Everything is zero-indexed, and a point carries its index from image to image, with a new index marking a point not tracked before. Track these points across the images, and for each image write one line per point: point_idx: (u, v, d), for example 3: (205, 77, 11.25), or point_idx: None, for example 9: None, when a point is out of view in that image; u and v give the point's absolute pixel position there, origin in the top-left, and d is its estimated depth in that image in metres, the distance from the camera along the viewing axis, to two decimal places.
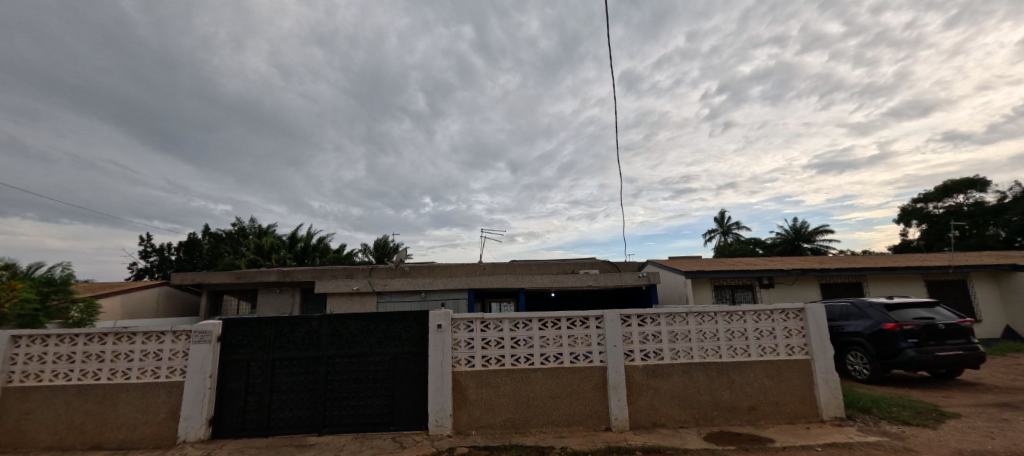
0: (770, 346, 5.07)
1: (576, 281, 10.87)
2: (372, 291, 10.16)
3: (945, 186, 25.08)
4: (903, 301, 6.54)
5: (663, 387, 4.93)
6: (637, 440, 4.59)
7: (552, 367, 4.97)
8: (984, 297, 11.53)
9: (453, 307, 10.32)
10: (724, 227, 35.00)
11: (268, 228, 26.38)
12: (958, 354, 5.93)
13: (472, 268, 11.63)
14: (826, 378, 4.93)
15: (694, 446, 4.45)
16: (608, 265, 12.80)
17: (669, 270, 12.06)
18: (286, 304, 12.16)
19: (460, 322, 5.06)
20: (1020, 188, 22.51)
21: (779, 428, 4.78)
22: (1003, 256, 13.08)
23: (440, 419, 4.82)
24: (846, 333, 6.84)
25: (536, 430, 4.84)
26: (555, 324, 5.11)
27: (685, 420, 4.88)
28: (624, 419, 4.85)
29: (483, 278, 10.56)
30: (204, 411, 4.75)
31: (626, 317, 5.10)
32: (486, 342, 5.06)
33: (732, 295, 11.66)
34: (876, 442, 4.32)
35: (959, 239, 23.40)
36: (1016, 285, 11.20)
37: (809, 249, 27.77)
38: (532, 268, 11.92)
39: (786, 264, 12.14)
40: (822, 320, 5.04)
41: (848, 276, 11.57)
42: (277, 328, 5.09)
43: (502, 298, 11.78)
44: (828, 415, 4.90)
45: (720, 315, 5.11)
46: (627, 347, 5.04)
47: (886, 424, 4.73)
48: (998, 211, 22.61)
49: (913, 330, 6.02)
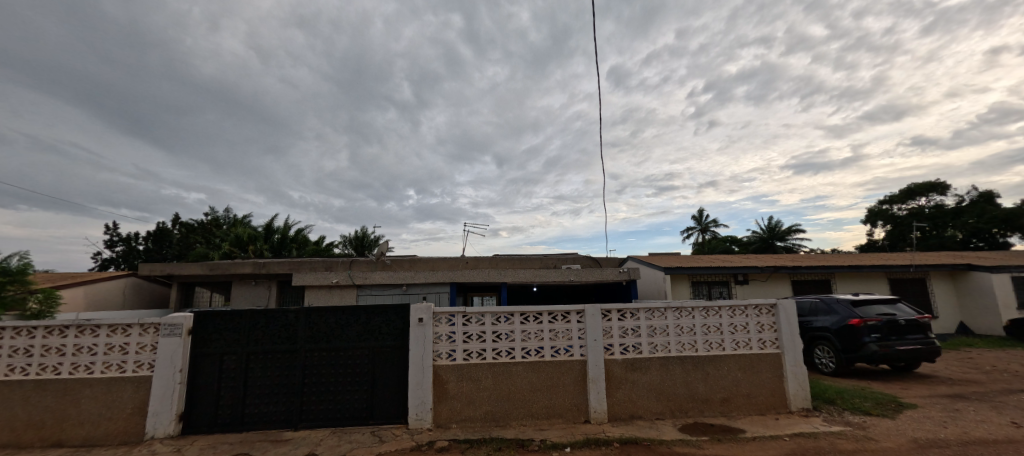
0: (743, 340, 5.24)
1: (558, 276, 10.91)
2: (352, 284, 9.96)
3: (909, 188, 26.38)
4: (868, 297, 6.85)
5: (642, 380, 5.05)
6: (615, 432, 4.70)
7: (533, 361, 5.03)
8: (941, 295, 12.23)
9: (435, 300, 10.25)
10: (703, 224, 35.79)
11: (243, 217, 25.46)
12: (915, 348, 6.27)
13: (455, 262, 11.59)
14: (794, 371, 5.15)
15: (670, 437, 4.59)
16: (590, 260, 12.93)
17: (649, 265, 12.30)
18: (262, 297, 11.80)
19: (441, 316, 5.06)
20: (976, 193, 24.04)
21: (750, 419, 4.96)
22: (960, 256, 13.84)
23: (420, 413, 4.82)
24: (814, 328, 7.10)
25: (516, 423, 4.90)
26: (536, 318, 5.17)
27: (661, 412, 5.01)
28: (603, 411, 4.95)
29: (465, 272, 10.51)
30: (173, 407, 4.61)
31: (607, 311, 5.19)
32: (468, 335, 5.06)
33: (708, 291, 11.97)
34: (839, 432, 4.55)
35: (920, 240, 24.69)
36: (970, 284, 11.90)
37: (782, 247, 28.75)
38: (514, 263, 11.96)
39: (761, 261, 12.54)
40: (793, 317, 5.24)
41: (819, 274, 12.04)
42: (251, 321, 4.96)
43: (484, 292, 11.74)
44: (796, 406, 5.12)
45: (697, 310, 5.26)
46: (607, 341, 5.13)
47: (848, 414, 4.97)
48: (956, 214, 23.95)
49: (876, 325, 6.33)
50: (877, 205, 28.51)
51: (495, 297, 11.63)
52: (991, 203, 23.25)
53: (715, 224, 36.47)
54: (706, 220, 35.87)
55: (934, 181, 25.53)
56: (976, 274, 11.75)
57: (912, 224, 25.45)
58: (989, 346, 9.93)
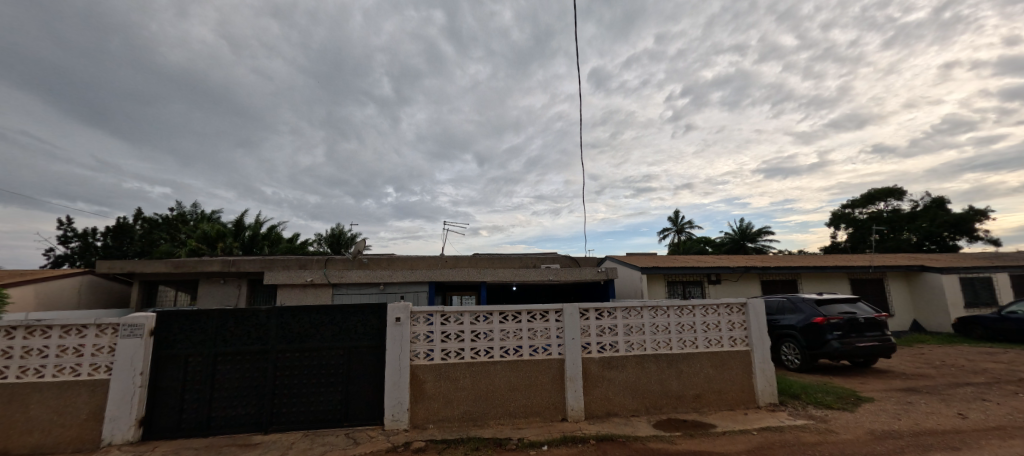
0: (715, 338, 5.41)
1: (538, 275, 10.95)
2: (327, 282, 9.72)
3: (869, 193, 27.81)
4: (831, 297, 7.19)
5: (618, 378, 5.14)
6: (591, 430, 4.76)
7: (512, 360, 5.04)
8: (897, 294, 12.96)
9: (413, 300, 10.12)
10: (679, 226, 36.65)
11: (211, 213, 24.43)
12: (873, 345, 6.62)
13: (434, 261, 11.47)
14: (763, 367, 5.35)
15: (644, 433, 4.69)
16: (569, 260, 13.05)
17: (626, 265, 12.52)
18: (232, 296, 11.35)
19: (419, 315, 5.00)
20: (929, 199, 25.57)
21: (721, 414, 5.12)
22: (915, 258, 14.68)
23: (397, 414, 4.76)
24: (781, 326, 7.40)
25: (494, 422, 4.90)
26: (515, 317, 5.18)
27: (636, 409, 5.11)
28: (579, 409, 5.02)
29: (445, 271, 10.41)
30: (133, 411, 4.39)
31: (585, 310, 5.25)
32: (446, 335, 5.02)
33: (683, 290, 12.27)
34: (803, 425, 4.76)
35: (879, 243, 26.06)
36: (923, 284, 12.66)
37: (753, 248, 29.77)
38: (494, 262, 11.94)
39: (732, 261, 12.97)
40: (762, 315, 5.44)
41: (786, 274, 12.55)
42: (219, 321, 4.77)
43: (463, 291, 11.68)
44: (764, 401, 5.32)
45: (672, 309, 5.39)
46: (585, 340, 5.20)
47: (812, 408, 5.20)
48: (911, 218, 25.36)
49: (838, 323, 6.66)
50: (841, 209, 29.88)
51: (474, 296, 11.58)
52: (943, 208, 24.78)
53: (690, 225, 37.42)
54: (681, 221, 36.75)
55: (892, 187, 27.01)
56: (928, 275, 12.51)
57: (871, 227, 26.83)
58: (939, 342, 10.59)
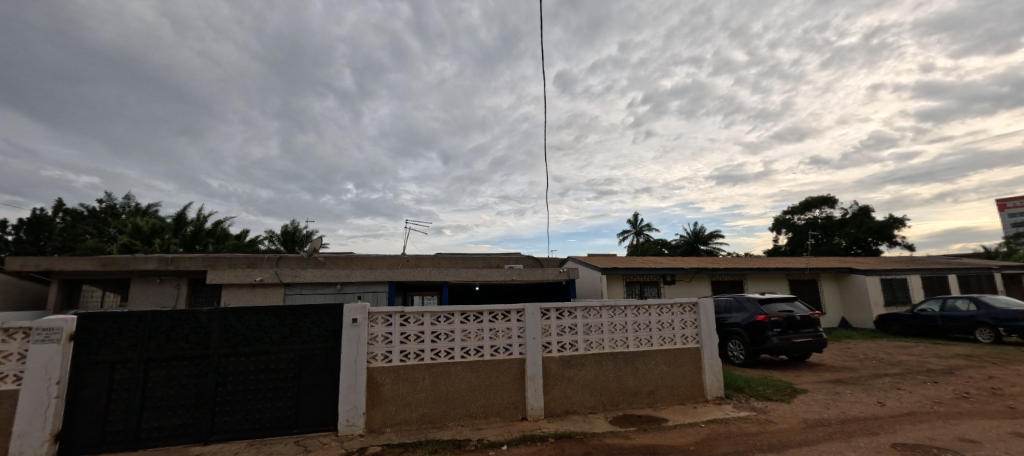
0: (668, 336, 5.66)
1: (500, 275, 10.93)
2: (279, 282, 9.18)
3: (806, 201, 30.19)
4: (771, 296, 7.74)
5: (577, 376, 5.26)
6: (550, 428, 4.83)
7: (472, 361, 5.01)
8: (828, 294, 14.15)
9: (372, 300, 9.79)
10: (638, 228, 37.88)
11: (147, 206, 22.41)
12: (807, 341, 7.19)
13: (395, 261, 11.16)
14: (711, 363, 5.67)
15: (601, 430, 4.82)
16: (532, 260, 13.14)
17: (587, 266, 12.80)
18: (169, 296, 10.44)
19: (377, 316, 4.86)
20: (857, 207, 28.17)
21: (673, 408, 5.37)
22: (844, 261, 16.07)
23: (352, 418, 4.59)
24: (728, 324, 7.87)
25: (453, 423, 4.85)
26: (477, 318, 5.16)
27: (594, 406, 5.24)
28: (539, 408, 5.07)
29: (406, 271, 10.15)
30: (47, 426, 3.93)
31: (546, 310, 5.33)
32: (405, 336, 4.91)
33: (640, 290, 12.71)
34: (746, 416, 5.09)
35: (815, 246, 28.34)
36: (851, 285, 13.91)
37: (705, 250, 31.38)
38: (456, 262, 11.80)
39: (685, 263, 13.61)
40: (711, 314, 5.76)
41: (733, 275, 13.34)
42: (153, 323, 4.39)
43: (425, 291, 11.46)
44: (712, 395, 5.63)
45: (629, 308, 5.59)
46: (545, 339, 5.27)
47: (754, 401, 5.58)
48: (841, 224, 27.80)
49: (777, 321, 7.18)
50: (782, 215, 32.10)
51: (436, 297, 11.38)
52: (868, 216, 27.36)
53: (648, 227, 38.81)
54: (639, 224, 38.07)
55: (826, 196, 29.50)
56: (855, 277, 13.75)
57: (808, 232, 29.13)
58: (863, 337, 11.67)
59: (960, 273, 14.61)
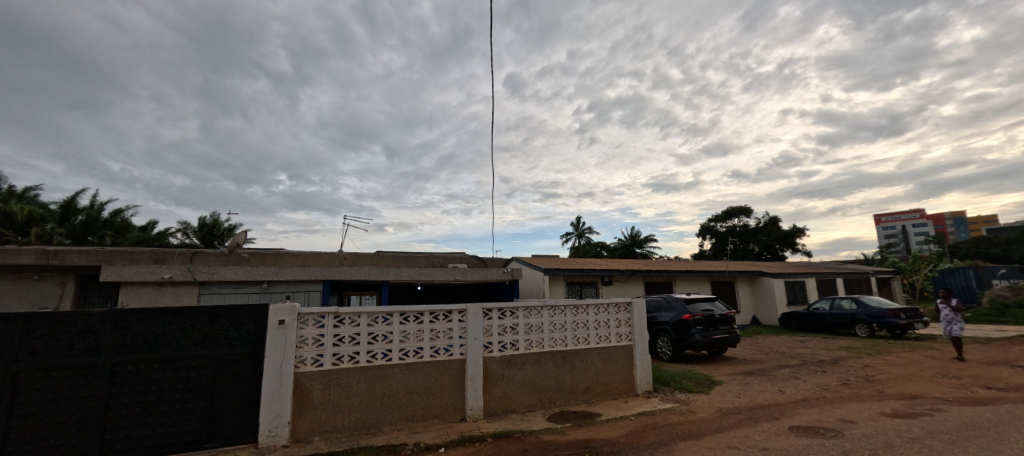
0: (604, 334, 5.93)
1: (443, 275, 10.68)
2: (192, 280, 8.20)
3: (727, 210, 33.18)
4: (695, 296, 8.40)
5: (517, 375, 5.32)
6: (489, 428, 4.84)
7: (411, 363, 4.87)
8: (743, 294, 15.67)
9: (302, 300, 9.10)
10: (580, 230, 39.08)
11: (27, 189, 19.08)
12: (724, 337, 7.92)
13: (331, 258, 10.48)
14: (642, 359, 6.03)
15: (539, 427, 4.93)
16: (476, 259, 13.04)
17: (530, 266, 12.98)
18: (51, 296, 8.89)
19: (308, 317, 4.54)
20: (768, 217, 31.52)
21: (606, 403, 5.63)
22: (757, 265, 17.90)
23: (275, 428, 4.25)
24: (658, 322, 8.42)
25: (388, 428, 4.67)
26: (417, 318, 5.02)
27: (532, 404, 5.34)
28: (478, 408, 5.06)
29: (343, 269, 9.56)
30: None
31: (488, 310, 5.32)
32: (339, 338, 4.64)
33: (580, 290, 13.14)
34: (670, 408, 5.48)
35: (734, 251, 31.28)
36: (761, 286, 15.51)
37: (639, 253, 33.23)
38: (398, 260, 11.37)
39: (621, 265, 14.31)
40: (643, 313, 6.14)
41: (663, 277, 14.28)
42: (24, 327, 3.67)
43: (363, 291, 10.92)
44: (642, 389, 5.99)
45: (569, 308, 5.77)
46: (487, 339, 5.26)
47: (678, 393, 6.03)
48: (755, 232, 30.96)
49: (700, 319, 7.82)
50: (706, 222, 34.94)
51: (375, 297, 10.88)
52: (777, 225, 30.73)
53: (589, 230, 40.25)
54: (581, 227, 39.35)
55: (744, 206, 32.64)
56: (765, 279, 15.36)
57: (728, 238, 32.08)
58: (770, 333, 13.08)
59: (846, 276, 16.91)
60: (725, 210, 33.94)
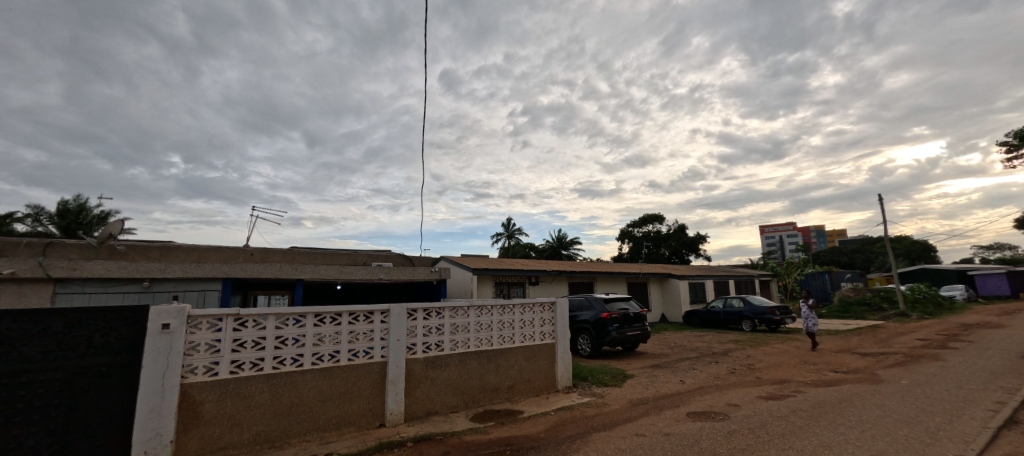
0: (529, 333, 6.06)
1: (366, 274, 10.03)
2: (45, 277, 6.65)
3: (643, 217, 35.88)
4: (613, 296, 8.94)
5: (440, 377, 5.21)
6: (410, 432, 4.68)
7: (325, 368, 4.52)
8: (654, 294, 17.07)
9: (195, 300, 8.02)
10: (510, 231, 39.28)
11: None
12: (637, 333, 8.55)
13: (235, 253, 9.34)
14: (563, 356, 6.28)
15: (461, 428, 4.88)
16: (402, 258, 12.51)
17: (458, 266, 12.79)
18: None
19: (200, 320, 3.97)
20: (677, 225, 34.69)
21: (528, 400, 5.76)
22: (667, 267, 19.61)
23: (153, 449, 3.62)
24: (579, 320, 8.83)
25: (296, 440, 4.28)
26: (334, 320, 4.68)
27: (455, 405, 5.27)
28: (399, 413, 4.86)
29: (248, 266, 8.50)
30: None
31: (413, 311, 5.14)
32: (239, 343, 4.15)
33: (507, 290, 13.25)
34: (588, 401, 5.79)
35: (648, 255, 33.93)
36: (669, 287, 17.03)
37: (565, 255, 34.46)
38: (316, 257, 10.49)
39: (547, 265, 14.73)
40: (566, 312, 6.39)
41: (585, 278, 14.99)
42: None
43: (271, 291, 9.90)
44: (562, 385, 6.24)
45: (496, 308, 5.80)
46: (410, 340, 5.08)
47: (595, 387, 6.38)
48: (666, 238, 33.92)
49: (616, 317, 8.35)
50: (626, 227, 37.42)
51: (288, 297, 9.92)
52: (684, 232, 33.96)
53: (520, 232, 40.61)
54: (511, 228, 39.62)
55: (657, 214, 35.51)
56: (673, 281, 16.87)
57: (643, 243, 34.71)
58: (675, 329, 14.42)
59: (736, 279, 19.25)
60: (641, 217, 36.68)
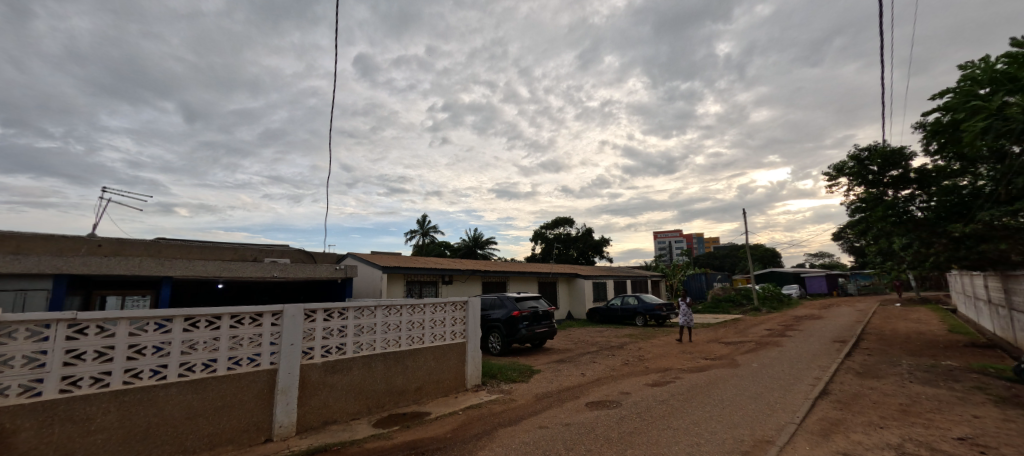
0: (440, 333, 5.91)
1: (256, 271, 8.84)
2: None
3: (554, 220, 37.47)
4: (524, 294, 9.13)
5: (340, 382, 4.82)
6: (303, 445, 4.25)
7: (198, 379, 3.87)
8: (563, 293, 17.90)
9: (11, 302, 6.35)
10: (425, 228, 38.03)
11: None
12: (545, 330, 8.87)
13: (76, 245, 7.69)
14: (473, 355, 6.26)
15: (362, 435, 4.57)
16: (303, 254, 11.35)
17: (366, 263, 12.03)
18: None
19: (14, 328, 3.09)
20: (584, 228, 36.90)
21: (436, 401, 5.62)
22: (574, 268, 20.72)
23: None
24: (490, 319, 8.89)
25: None
26: (210, 324, 4.06)
27: (357, 411, 4.92)
28: (290, 424, 4.38)
29: (94, 260, 6.90)
30: None
31: (310, 311, 4.68)
32: (76, 355, 3.35)
33: (419, 289, 12.79)
34: (496, 399, 5.85)
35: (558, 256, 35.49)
36: (575, 286, 18.01)
37: (481, 254, 34.44)
38: (193, 251, 9.03)
39: (461, 264, 14.57)
40: (477, 311, 6.38)
41: (498, 277, 15.13)
42: None
43: (130, 290, 8.27)
44: (471, 383, 6.22)
45: (405, 308, 5.56)
46: (307, 344, 4.61)
47: (503, 384, 6.48)
48: (574, 240, 35.90)
49: (526, 315, 8.57)
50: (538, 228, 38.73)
51: (150, 298, 8.41)
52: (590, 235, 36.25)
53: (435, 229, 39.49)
54: (427, 225, 38.44)
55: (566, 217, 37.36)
56: (579, 280, 17.87)
57: (553, 244, 36.26)
58: (579, 325, 15.28)
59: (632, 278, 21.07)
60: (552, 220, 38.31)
